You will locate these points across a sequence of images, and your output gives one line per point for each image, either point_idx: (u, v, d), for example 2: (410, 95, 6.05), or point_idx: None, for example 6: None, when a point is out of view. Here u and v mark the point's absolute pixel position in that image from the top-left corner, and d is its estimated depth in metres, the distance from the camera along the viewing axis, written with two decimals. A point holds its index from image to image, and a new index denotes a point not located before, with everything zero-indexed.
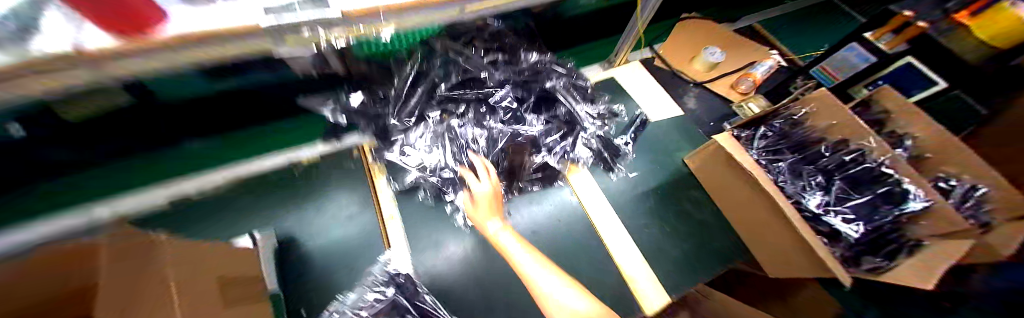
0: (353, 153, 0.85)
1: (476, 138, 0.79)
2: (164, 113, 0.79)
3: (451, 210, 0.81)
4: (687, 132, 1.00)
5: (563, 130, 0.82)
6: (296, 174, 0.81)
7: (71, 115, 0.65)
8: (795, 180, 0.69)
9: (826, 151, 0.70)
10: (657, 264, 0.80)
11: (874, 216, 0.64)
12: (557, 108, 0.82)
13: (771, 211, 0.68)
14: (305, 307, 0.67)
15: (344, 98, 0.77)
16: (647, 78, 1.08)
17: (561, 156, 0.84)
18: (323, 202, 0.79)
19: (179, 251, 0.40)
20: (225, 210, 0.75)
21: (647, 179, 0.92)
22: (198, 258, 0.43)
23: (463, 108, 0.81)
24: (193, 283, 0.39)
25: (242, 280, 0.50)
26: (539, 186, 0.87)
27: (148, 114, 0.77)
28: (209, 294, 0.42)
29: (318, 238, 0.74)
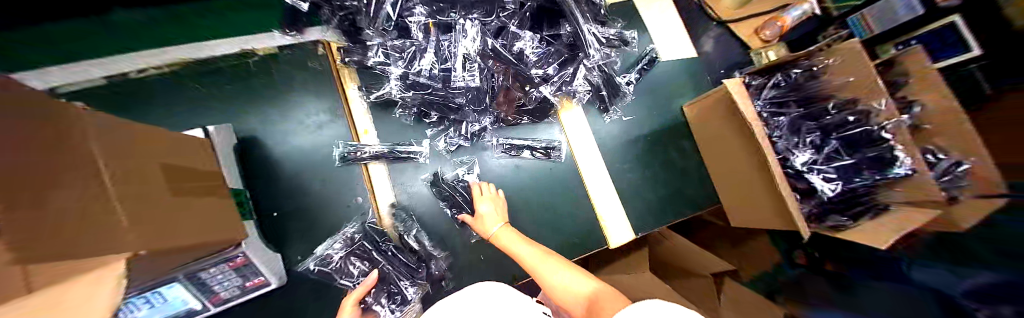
0: (319, 52, 0.74)
1: (466, 57, 0.66)
2: None
3: (433, 133, 0.77)
4: (695, 77, 0.92)
5: (562, 57, 0.71)
6: (253, 68, 0.71)
7: None
8: (790, 136, 0.67)
9: (831, 109, 0.66)
10: (631, 204, 0.83)
11: (854, 178, 0.64)
12: (561, 26, 0.70)
13: (755, 166, 0.67)
14: (278, 209, 0.66)
15: None
16: (668, 8, 0.93)
17: (559, 87, 0.73)
18: (289, 106, 0.72)
19: (107, 129, 0.35)
20: (174, 98, 0.68)
21: (640, 122, 0.87)
22: (134, 142, 0.38)
23: (451, 15, 0.66)
24: (131, 167, 0.35)
25: (193, 171, 0.46)
26: (528, 119, 0.81)
27: None
28: (154, 181, 0.38)
29: (285, 143, 0.70)
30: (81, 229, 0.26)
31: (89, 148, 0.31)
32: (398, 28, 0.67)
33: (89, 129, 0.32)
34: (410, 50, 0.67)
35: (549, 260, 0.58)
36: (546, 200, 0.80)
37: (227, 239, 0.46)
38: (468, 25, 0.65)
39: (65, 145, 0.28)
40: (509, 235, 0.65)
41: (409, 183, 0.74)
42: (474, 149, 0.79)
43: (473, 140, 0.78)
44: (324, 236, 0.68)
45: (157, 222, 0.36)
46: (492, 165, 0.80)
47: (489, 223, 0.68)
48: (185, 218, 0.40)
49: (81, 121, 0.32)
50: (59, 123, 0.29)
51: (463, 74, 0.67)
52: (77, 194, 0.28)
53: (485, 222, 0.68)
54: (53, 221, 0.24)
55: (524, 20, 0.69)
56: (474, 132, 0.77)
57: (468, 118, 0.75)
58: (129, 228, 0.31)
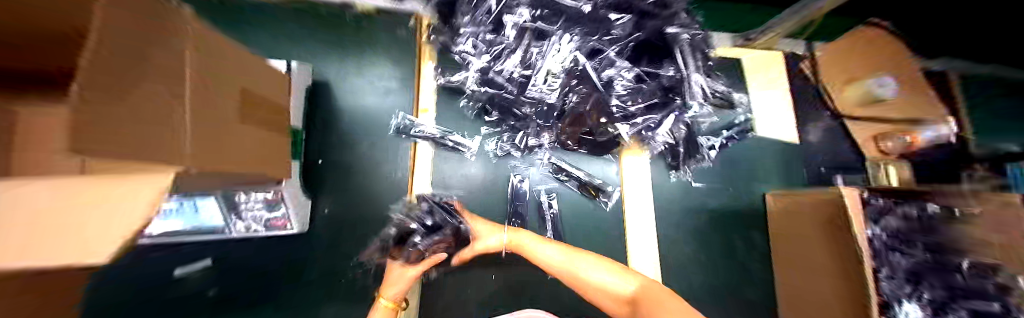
0: (411, 24, 0.75)
1: (550, 74, 0.59)
2: None
3: (487, 133, 0.73)
4: (786, 164, 0.82)
5: (655, 100, 0.60)
6: (349, 20, 0.73)
7: None
8: (904, 283, 0.51)
9: (963, 267, 0.49)
10: (672, 280, 0.73)
11: None
12: (664, 67, 0.60)
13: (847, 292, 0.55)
14: (324, 158, 0.67)
15: None
16: (780, 83, 0.83)
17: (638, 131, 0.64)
18: (367, 64, 0.72)
19: (201, 41, 0.32)
20: (271, 26, 0.71)
21: (709, 194, 0.78)
22: (217, 60, 0.36)
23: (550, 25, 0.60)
24: (215, 84, 0.34)
25: (265, 101, 0.46)
26: (586, 150, 0.73)
27: None
28: (228, 102, 0.37)
29: (353, 97, 0.70)
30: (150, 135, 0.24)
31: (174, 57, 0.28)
32: (492, 27, 0.61)
33: (189, 36, 0.30)
34: (495, 51, 0.62)
35: (579, 256, 0.52)
36: (582, 243, 0.72)
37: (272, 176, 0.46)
38: (564, 42, 0.58)
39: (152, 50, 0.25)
40: (525, 236, 0.57)
41: (453, 176, 0.71)
42: (523, 163, 0.74)
43: (526, 153, 0.73)
44: (354, 199, 0.66)
45: (219, 142, 0.34)
46: (538, 184, 0.74)
47: (484, 235, 0.59)
48: (245, 147, 0.40)
49: (185, 26, 0.29)
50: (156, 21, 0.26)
51: (542, 91, 0.60)
52: (162, 100, 0.26)
53: (486, 236, 0.59)
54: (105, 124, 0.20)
55: (625, 51, 0.59)
56: (529, 147, 0.72)
57: (528, 131, 0.69)
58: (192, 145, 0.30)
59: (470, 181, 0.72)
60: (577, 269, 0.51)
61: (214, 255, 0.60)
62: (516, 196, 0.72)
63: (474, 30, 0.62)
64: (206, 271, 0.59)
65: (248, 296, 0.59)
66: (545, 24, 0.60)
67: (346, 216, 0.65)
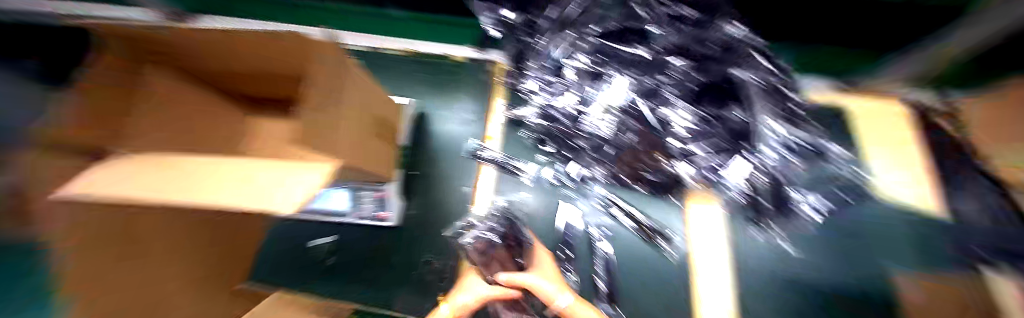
0: (489, 68, 0.93)
1: (603, 108, 0.61)
2: None
3: (545, 162, 0.81)
4: None
5: (715, 140, 0.58)
6: (446, 67, 0.96)
7: None
8: None
9: None
10: None
11: None
12: (729, 111, 0.58)
13: None
14: (417, 170, 0.85)
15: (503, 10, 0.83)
16: None
17: (702, 174, 0.57)
18: (455, 100, 0.92)
19: (360, 86, 0.53)
20: (390, 73, 0.97)
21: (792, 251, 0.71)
22: (368, 97, 0.56)
23: (605, 66, 0.63)
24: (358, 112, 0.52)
25: (388, 125, 0.65)
26: (643, 189, 0.73)
27: None
28: (364, 121, 0.54)
29: (443, 125, 0.89)
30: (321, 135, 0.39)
31: (343, 92, 0.46)
32: (553, 70, 0.71)
33: (351, 81, 0.50)
34: (553, 89, 0.69)
35: None
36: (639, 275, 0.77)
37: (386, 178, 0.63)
38: (620, 81, 0.60)
39: (330, 85, 0.43)
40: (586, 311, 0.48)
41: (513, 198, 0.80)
42: (576, 194, 0.76)
43: (579, 186, 0.73)
44: (434, 206, 0.81)
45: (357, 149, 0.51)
46: (591, 217, 0.76)
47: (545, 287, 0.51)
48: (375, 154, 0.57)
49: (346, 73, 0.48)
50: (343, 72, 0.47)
51: (594, 126, 0.61)
52: (328, 120, 0.42)
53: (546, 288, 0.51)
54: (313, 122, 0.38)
55: (684, 92, 0.58)
56: (581, 180, 0.72)
57: (580, 163, 0.69)
58: (345, 149, 0.46)
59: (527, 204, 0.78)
60: None
61: (336, 235, 0.79)
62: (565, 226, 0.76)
63: (538, 74, 0.73)
64: (331, 245, 0.79)
65: (353, 270, 0.76)
66: (600, 67, 0.63)
67: (425, 219, 0.80)
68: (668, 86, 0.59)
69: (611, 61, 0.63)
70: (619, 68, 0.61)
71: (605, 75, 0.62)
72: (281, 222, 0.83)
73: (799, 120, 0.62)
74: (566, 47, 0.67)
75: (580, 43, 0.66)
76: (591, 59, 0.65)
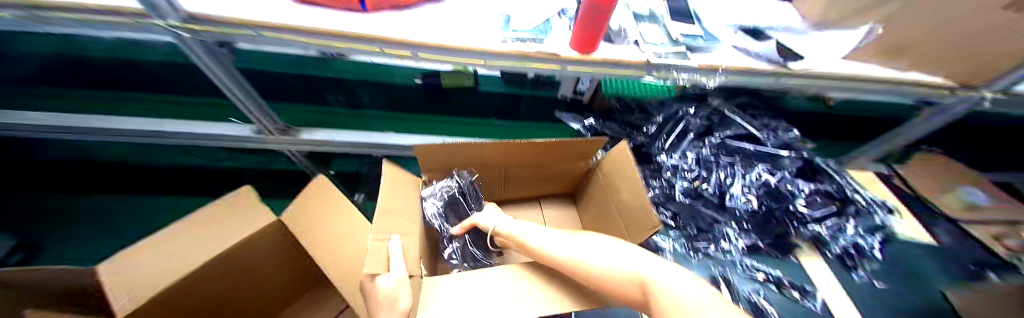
0: None
1: (742, 187, 0.80)
2: (479, 103, 1.32)
3: (674, 235, 0.84)
4: (952, 265, 0.88)
5: (829, 207, 0.77)
6: None
7: (449, 82, 1.26)
8: None
9: None
10: None
11: None
12: (825, 183, 0.80)
13: None
14: None
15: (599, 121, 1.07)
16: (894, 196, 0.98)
17: (825, 234, 0.79)
18: None
19: (596, 181, 0.73)
20: None
21: (896, 296, 0.81)
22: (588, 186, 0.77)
23: (731, 156, 0.86)
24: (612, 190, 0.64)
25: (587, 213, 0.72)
26: (773, 253, 0.82)
27: (472, 102, 1.32)
28: (601, 211, 0.71)
29: None
30: (637, 214, 0.54)
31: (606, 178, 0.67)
32: (684, 158, 0.88)
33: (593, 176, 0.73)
34: (693, 172, 0.86)
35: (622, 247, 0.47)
36: None
37: None
38: (751, 168, 0.83)
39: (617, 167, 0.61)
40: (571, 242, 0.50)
41: None
42: (717, 264, 0.82)
43: (720, 255, 0.82)
44: None
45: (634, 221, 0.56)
46: (746, 291, 0.78)
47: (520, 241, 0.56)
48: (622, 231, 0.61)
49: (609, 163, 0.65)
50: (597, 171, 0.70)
51: (745, 201, 0.79)
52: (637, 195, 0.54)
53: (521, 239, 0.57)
54: (627, 203, 0.58)
55: (793, 172, 0.81)
56: (723, 251, 0.81)
57: (727, 236, 0.81)
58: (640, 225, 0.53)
59: None
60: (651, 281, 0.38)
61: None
62: (715, 283, 0.78)
63: (673, 160, 0.89)
64: None
65: None
66: (725, 157, 0.86)
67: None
68: (785, 171, 0.81)
69: (734, 153, 0.86)
70: (743, 159, 0.85)
71: (732, 165, 0.84)
72: None
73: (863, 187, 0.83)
74: (691, 143, 0.90)
75: (701, 141, 0.90)
76: (716, 152, 0.87)
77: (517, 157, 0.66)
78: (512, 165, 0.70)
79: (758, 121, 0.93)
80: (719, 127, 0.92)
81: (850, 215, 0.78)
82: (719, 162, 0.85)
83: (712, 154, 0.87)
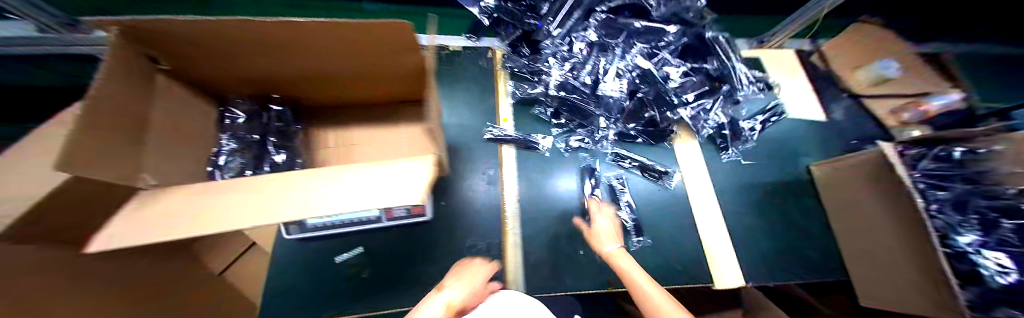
0: (488, 55, 0.94)
1: (616, 73, 0.76)
2: None
3: (558, 133, 0.88)
4: (824, 141, 0.92)
5: (702, 87, 0.77)
6: (442, 57, 0.92)
7: None
8: (952, 213, 0.61)
9: (1001, 192, 0.58)
10: (740, 243, 0.79)
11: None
12: (707, 61, 0.76)
13: (887, 222, 0.66)
14: None
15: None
16: (795, 74, 0.99)
17: (691, 114, 0.80)
18: (458, 88, 0.89)
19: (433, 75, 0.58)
20: None
21: (758, 171, 0.88)
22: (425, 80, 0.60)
23: (611, 37, 0.78)
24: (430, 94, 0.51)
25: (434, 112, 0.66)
26: (645, 140, 0.87)
27: None
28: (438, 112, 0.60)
29: (448, 118, 0.86)
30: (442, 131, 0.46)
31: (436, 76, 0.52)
32: (566, 44, 0.80)
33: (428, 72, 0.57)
34: (572, 59, 0.80)
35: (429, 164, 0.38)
36: (656, 220, 0.81)
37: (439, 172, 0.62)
38: (629, 50, 0.77)
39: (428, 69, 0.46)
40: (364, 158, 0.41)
41: (533, 180, 0.82)
42: (592, 154, 0.86)
43: (594, 145, 0.86)
44: (464, 193, 0.79)
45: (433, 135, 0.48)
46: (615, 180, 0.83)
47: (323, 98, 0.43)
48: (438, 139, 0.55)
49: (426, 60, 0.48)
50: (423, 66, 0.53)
51: (614, 86, 0.75)
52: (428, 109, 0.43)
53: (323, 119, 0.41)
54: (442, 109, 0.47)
55: (672, 51, 0.77)
56: (596, 139, 0.86)
57: (597, 126, 0.84)
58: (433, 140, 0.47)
59: (538, 182, 0.82)
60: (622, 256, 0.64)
61: (366, 243, 0.70)
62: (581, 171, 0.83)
63: (551, 49, 0.81)
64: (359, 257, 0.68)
65: (399, 275, 0.68)
66: (607, 39, 0.78)
67: (460, 214, 0.76)
68: (663, 50, 0.76)
69: (617, 33, 0.78)
70: (624, 40, 0.77)
71: (613, 47, 0.77)
72: (291, 243, 0.68)
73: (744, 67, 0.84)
74: (577, 23, 0.79)
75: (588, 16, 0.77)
76: (599, 34, 0.78)
77: (282, 41, 0.45)
78: (291, 52, 0.49)
79: None
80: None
81: (716, 94, 0.78)
82: (601, 46, 0.78)
83: (594, 36, 0.78)
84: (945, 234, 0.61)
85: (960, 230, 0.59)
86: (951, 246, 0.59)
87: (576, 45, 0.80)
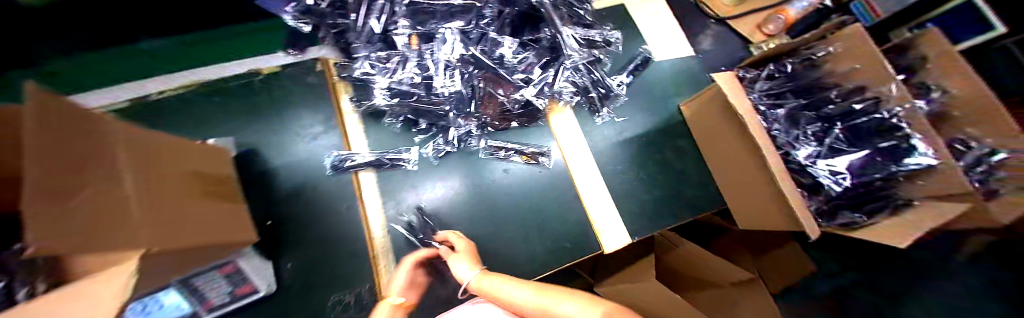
0: (317, 68, 0.78)
1: (447, 65, 0.68)
2: None
3: (422, 140, 0.78)
4: (693, 77, 0.90)
5: (545, 58, 0.74)
6: (257, 85, 0.76)
7: None
8: (790, 128, 0.60)
9: (834, 98, 0.60)
10: (624, 205, 0.78)
11: (868, 172, 0.55)
12: (541, 31, 0.74)
13: (744, 150, 0.65)
14: (272, 218, 0.69)
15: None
16: (661, 9, 0.95)
17: (542, 90, 0.75)
18: (289, 118, 0.75)
19: (132, 137, 0.40)
20: (185, 115, 0.72)
21: (634, 124, 0.85)
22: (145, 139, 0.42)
23: (429, 24, 0.70)
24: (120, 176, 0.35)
25: (210, 177, 0.54)
26: (517, 123, 0.81)
27: None
28: (169, 188, 0.43)
29: (281, 158, 0.73)
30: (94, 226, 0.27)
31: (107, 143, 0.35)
32: (384, 44, 0.70)
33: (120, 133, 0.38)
34: (397, 58, 0.69)
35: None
36: (540, 204, 0.77)
37: (239, 239, 0.52)
38: (449, 38, 0.68)
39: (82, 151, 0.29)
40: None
41: (399, 203, 0.73)
42: (462, 155, 0.78)
43: (461, 145, 0.78)
44: (319, 240, 0.69)
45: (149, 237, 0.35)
46: (496, 176, 0.78)
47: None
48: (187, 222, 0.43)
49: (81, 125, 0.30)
50: (92, 127, 0.34)
51: (445, 80, 0.68)
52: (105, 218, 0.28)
53: None
54: (96, 196, 0.28)
55: (502, 29, 0.73)
56: (460, 140, 0.78)
57: (454, 124, 0.75)
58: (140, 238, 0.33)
59: (402, 201, 0.73)
60: (551, 309, 0.47)
61: None
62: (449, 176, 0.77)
63: (367, 52, 0.69)
64: None
65: None
66: (426, 30, 0.69)
67: (319, 264, 0.67)
68: (489, 29, 0.72)
69: (436, 22, 0.70)
70: (445, 26, 0.69)
71: (437, 36, 0.69)
72: None
73: (592, 23, 0.81)
74: (388, 16, 0.68)
75: (396, 12, 0.68)
76: (416, 26, 0.69)
77: None
78: None
79: None
80: None
81: (561, 61, 0.75)
82: (425, 39, 0.70)
83: (409, 29, 0.69)
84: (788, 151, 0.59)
85: (799, 143, 0.58)
86: (794, 161, 0.58)
87: (394, 44, 0.70)
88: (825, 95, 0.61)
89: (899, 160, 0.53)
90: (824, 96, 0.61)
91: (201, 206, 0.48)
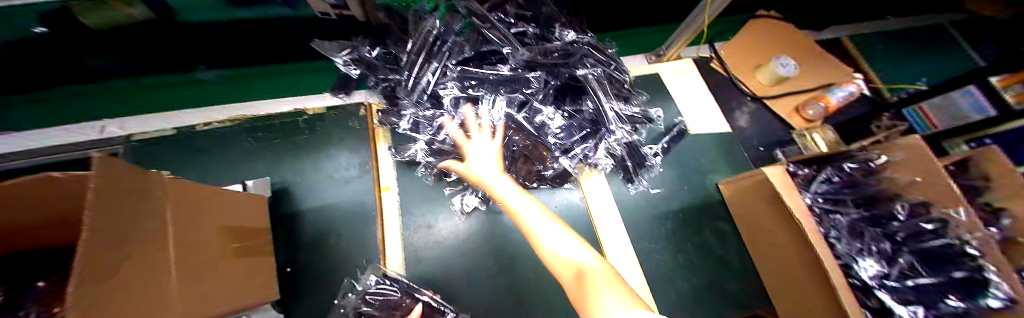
0: (361, 112, 0.80)
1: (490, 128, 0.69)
2: None
3: (451, 192, 0.76)
4: (732, 155, 0.88)
5: (585, 130, 0.74)
6: (301, 125, 0.78)
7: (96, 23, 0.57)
8: (850, 240, 0.57)
9: (899, 214, 0.57)
10: (658, 291, 0.73)
11: (940, 304, 0.49)
12: (584, 103, 0.75)
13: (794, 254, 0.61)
14: (292, 264, 0.66)
15: (364, 49, 0.74)
16: (698, 81, 0.95)
17: (580, 159, 0.75)
18: (323, 160, 0.75)
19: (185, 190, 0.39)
20: (227, 149, 0.75)
21: (669, 199, 0.82)
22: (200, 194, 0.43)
23: (477, 88, 0.71)
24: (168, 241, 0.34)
25: (244, 230, 0.53)
26: (548, 185, 0.78)
27: None
28: (202, 242, 0.40)
29: (310, 202, 0.72)
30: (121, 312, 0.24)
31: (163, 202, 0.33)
32: (432, 101, 0.71)
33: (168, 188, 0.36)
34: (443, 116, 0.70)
35: None
36: None
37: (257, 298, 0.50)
38: (495, 103, 0.69)
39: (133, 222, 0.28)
40: None
41: (416, 262, 0.69)
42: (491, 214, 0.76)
43: (490, 204, 0.76)
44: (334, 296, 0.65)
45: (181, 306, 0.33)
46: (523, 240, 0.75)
47: None
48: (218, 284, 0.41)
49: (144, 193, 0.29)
50: (152, 195, 0.32)
51: None
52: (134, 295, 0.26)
53: None
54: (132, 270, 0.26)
55: (546, 96, 0.74)
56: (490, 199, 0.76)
57: None
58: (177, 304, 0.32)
59: (420, 257, 0.70)
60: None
61: None
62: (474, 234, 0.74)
63: (415, 110, 0.72)
64: None
65: None
66: (475, 93, 0.71)
67: None
68: (534, 95, 0.73)
69: (483, 86, 0.71)
70: (491, 91, 0.71)
71: (483, 100, 0.70)
72: None
73: (632, 95, 0.82)
74: (438, 76, 0.70)
75: (446, 76, 0.70)
76: (464, 88, 0.71)
77: None
78: None
79: (518, 29, 0.74)
80: (466, 52, 0.71)
81: (601, 133, 0.75)
82: (471, 100, 0.71)
83: (456, 89, 0.71)
84: (846, 263, 0.56)
85: (859, 258, 0.55)
86: (856, 277, 0.54)
87: (441, 102, 0.72)
88: (889, 208, 0.58)
89: (974, 296, 0.48)
90: (887, 209, 0.58)
91: (229, 266, 0.46)
